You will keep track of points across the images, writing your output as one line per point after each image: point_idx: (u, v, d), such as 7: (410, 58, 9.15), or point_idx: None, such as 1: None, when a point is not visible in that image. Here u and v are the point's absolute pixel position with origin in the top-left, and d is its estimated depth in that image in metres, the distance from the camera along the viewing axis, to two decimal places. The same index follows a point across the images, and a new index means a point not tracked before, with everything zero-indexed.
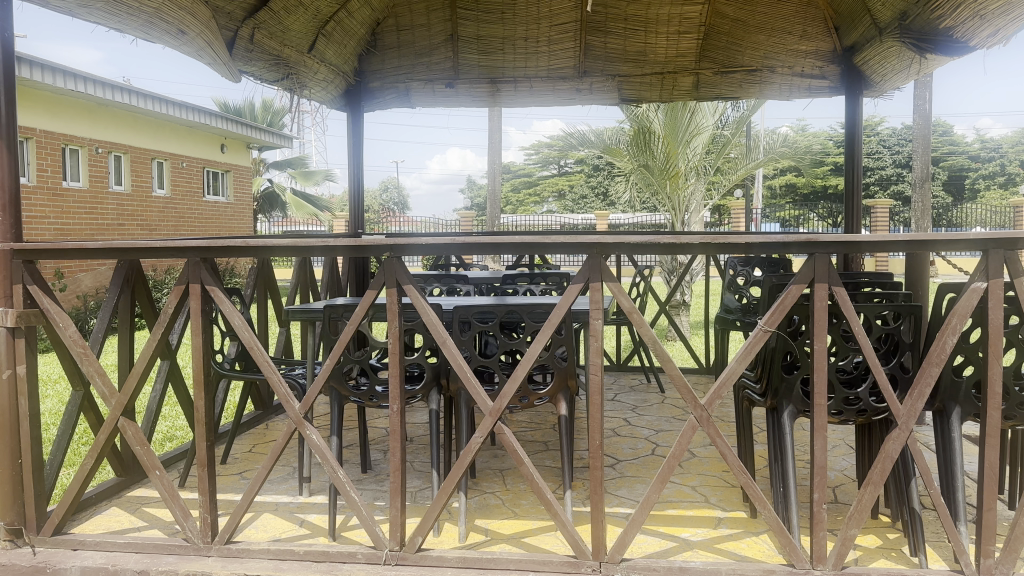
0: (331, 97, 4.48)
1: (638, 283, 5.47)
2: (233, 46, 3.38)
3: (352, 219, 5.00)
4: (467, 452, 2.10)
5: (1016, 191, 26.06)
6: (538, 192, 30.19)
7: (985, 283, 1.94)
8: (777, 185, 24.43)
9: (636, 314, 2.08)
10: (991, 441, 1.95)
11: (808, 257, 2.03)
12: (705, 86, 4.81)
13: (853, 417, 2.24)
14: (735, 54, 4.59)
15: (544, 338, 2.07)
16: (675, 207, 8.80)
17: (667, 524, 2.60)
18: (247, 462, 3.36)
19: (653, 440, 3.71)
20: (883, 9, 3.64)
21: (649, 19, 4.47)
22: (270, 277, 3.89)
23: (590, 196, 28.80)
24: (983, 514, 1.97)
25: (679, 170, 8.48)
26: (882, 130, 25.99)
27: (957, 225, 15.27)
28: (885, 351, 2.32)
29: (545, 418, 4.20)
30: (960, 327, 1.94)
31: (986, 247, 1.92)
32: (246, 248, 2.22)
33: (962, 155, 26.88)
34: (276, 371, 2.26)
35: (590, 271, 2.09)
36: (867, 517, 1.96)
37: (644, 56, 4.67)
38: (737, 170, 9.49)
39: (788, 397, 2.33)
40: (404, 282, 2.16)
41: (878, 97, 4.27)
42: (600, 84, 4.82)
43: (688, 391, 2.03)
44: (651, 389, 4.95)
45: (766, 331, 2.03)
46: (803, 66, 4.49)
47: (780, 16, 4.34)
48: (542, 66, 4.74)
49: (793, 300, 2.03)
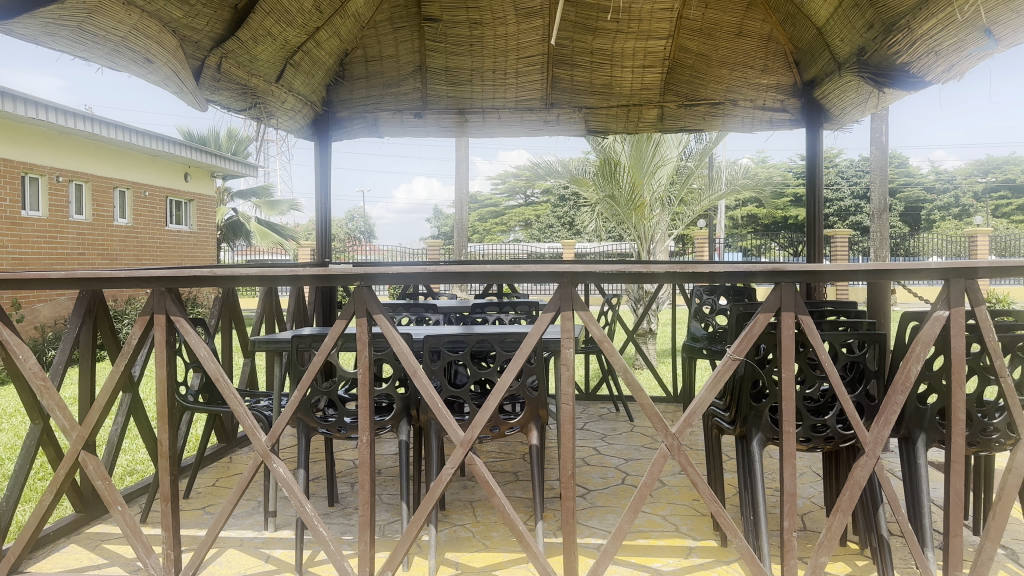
0: (298, 126, 4.47)
1: (606, 311, 5.47)
2: (200, 75, 3.34)
3: (318, 248, 4.95)
4: (438, 483, 2.07)
5: (970, 222, 26.84)
6: (505, 222, 30.25)
7: (947, 311, 1.98)
8: (738, 216, 24.87)
9: (607, 342, 2.08)
10: (957, 468, 1.98)
11: (774, 286, 2.06)
12: (670, 119, 4.89)
13: (821, 444, 2.26)
14: (699, 88, 4.68)
15: (516, 367, 2.05)
16: (640, 236, 8.90)
17: (639, 554, 2.59)
18: (210, 497, 3.27)
19: (623, 469, 3.71)
20: (842, 45, 3.75)
21: (615, 53, 4.55)
22: (235, 306, 3.83)
23: (556, 226, 28.97)
24: (950, 540, 1.99)
25: (644, 201, 8.59)
26: (840, 161, 26.54)
27: (914, 254, 15.64)
28: (852, 378, 2.35)
29: (515, 448, 4.20)
30: (923, 355, 1.98)
31: (947, 276, 1.97)
32: (213, 278, 2.19)
33: (918, 186, 27.60)
34: (243, 403, 2.21)
35: (561, 299, 2.09)
36: (837, 544, 1.97)
37: (611, 88, 4.76)
38: (700, 202, 9.62)
39: (757, 425, 2.35)
40: (375, 311, 2.14)
41: (837, 130, 4.39)
42: (567, 116, 4.89)
43: (658, 419, 2.04)
44: (620, 417, 4.96)
45: (734, 359, 2.05)
46: (764, 100, 4.61)
47: (743, 52, 4.45)
48: (510, 96, 4.79)
49: (761, 329, 2.05)
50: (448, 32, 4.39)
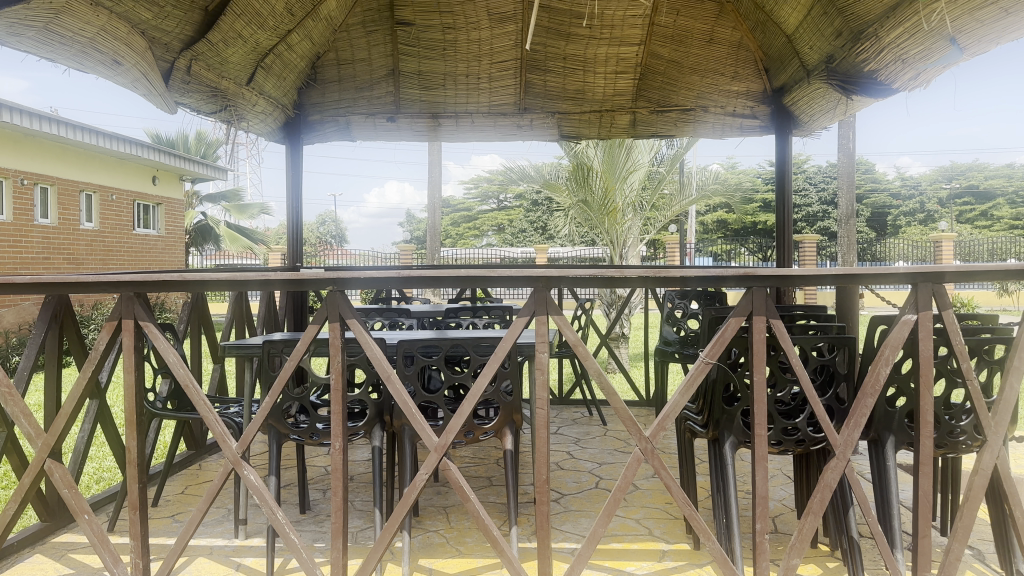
0: (269, 129, 4.43)
1: (580, 315, 5.49)
2: (169, 77, 3.29)
3: (289, 253, 4.91)
4: (413, 489, 2.06)
5: (934, 227, 27.41)
6: (478, 226, 30.25)
7: (915, 315, 2.02)
8: (709, 221, 25.14)
9: (581, 346, 2.09)
10: (925, 470, 2.01)
11: (745, 290, 2.08)
12: (642, 125, 4.92)
13: (792, 447, 2.29)
14: (670, 94, 4.73)
15: (490, 372, 2.05)
16: (613, 241, 8.96)
17: (613, 558, 2.59)
18: (179, 505, 3.22)
19: (597, 473, 3.72)
20: (811, 52, 3.80)
21: (587, 59, 4.57)
22: (204, 310, 3.77)
23: (529, 231, 29.08)
24: (919, 541, 2.02)
25: (616, 206, 8.65)
26: (808, 167, 26.97)
27: (880, 259, 15.93)
28: (821, 382, 2.38)
29: (488, 453, 4.19)
30: (892, 358, 2.02)
31: (915, 280, 2.00)
32: (182, 282, 2.15)
33: (884, 193, 28.14)
34: (213, 410, 2.18)
35: (535, 304, 2.09)
36: (808, 546, 1.99)
37: (584, 93, 4.78)
38: (672, 207, 9.70)
39: (729, 428, 2.37)
40: (347, 316, 2.13)
41: (805, 136, 4.45)
42: (540, 121, 4.91)
43: (633, 423, 2.04)
44: (593, 421, 4.97)
45: (707, 363, 2.06)
46: (734, 106, 4.66)
47: (713, 59, 4.49)
48: (483, 101, 4.79)
49: (732, 332, 2.07)
50: (421, 36, 4.38)
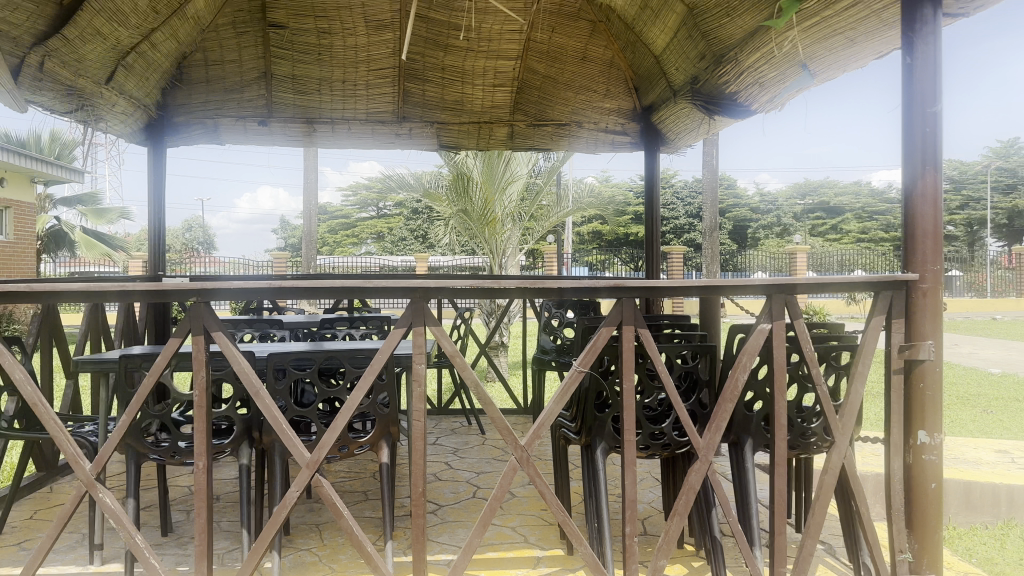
0: (128, 129, 4.19)
1: (459, 325, 5.50)
2: (18, 73, 3.05)
3: (153, 261, 4.66)
4: (283, 507, 1.99)
5: (789, 240, 29.41)
6: (356, 234, 29.68)
7: (769, 324, 2.15)
8: (585, 232, 25.88)
9: (458, 357, 2.09)
10: (780, 469, 2.15)
11: (615, 300, 2.15)
12: (520, 137, 5.03)
13: (659, 451, 2.39)
14: (546, 108, 4.85)
15: (366, 385, 2.02)
16: (493, 251, 9.05)
17: (489, 567, 2.61)
18: (25, 532, 2.97)
19: (474, 482, 3.74)
20: (676, 73, 4.00)
21: (465, 71, 4.60)
22: (56, 322, 3.51)
23: (409, 239, 28.91)
24: (775, 537, 2.15)
25: (496, 217, 8.76)
26: (676, 182, 28.29)
27: (741, 270, 16.93)
28: (685, 388, 2.49)
29: (365, 466, 4.12)
30: (749, 365, 2.15)
31: (769, 292, 2.13)
32: (30, 293, 2.00)
33: (745, 207, 29.96)
34: (65, 429, 2.03)
35: (412, 315, 2.08)
36: (673, 547, 2.07)
37: (462, 105, 4.82)
38: (549, 218, 9.92)
39: (601, 433, 2.44)
40: (213, 328, 2.04)
41: (672, 153, 4.67)
42: (419, 130, 4.89)
43: (509, 433, 2.06)
44: (471, 430, 4.99)
45: (579, 372, 2.12)
46: (607, 123, 4.83)
47: (586, 77, 4.64)
48: (361, 108, 4.72)
49: (603, 342, 2.13)
50: (295, 41, 4.27)
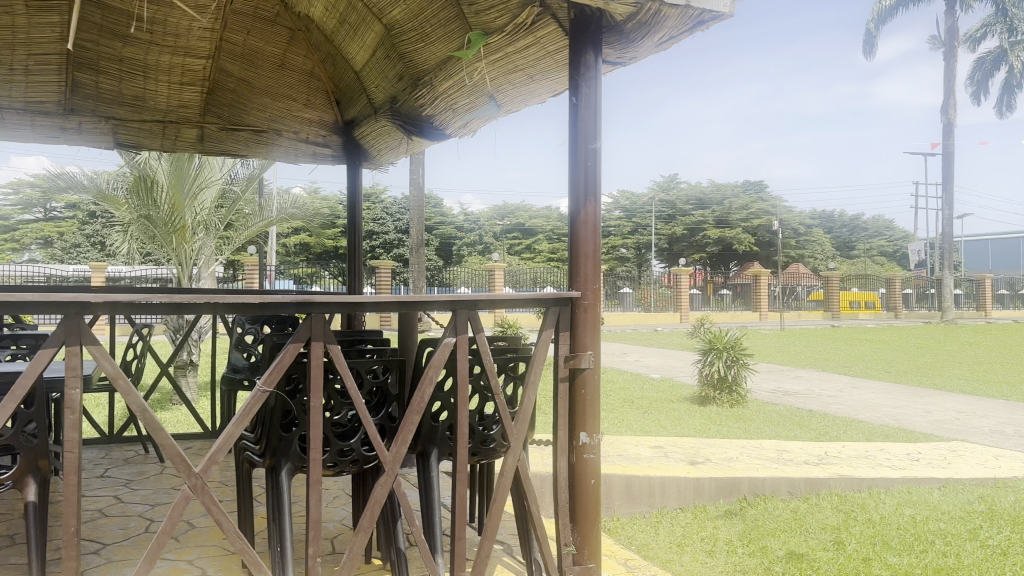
0: None
1: (136, 342, 4.97)
2: None
3: None
4: None
5: (489, 258, 31.26)
6: (14, 237, 25.52)
7: (454, 337, 2.25)
8: (291, 245, 25.06)
9: (123, 380, 1.89)
10: (462, 477, 2.25)
11: (305, 316, 2.09)
12: (210, 140, 4.82)
13: (347, 467, 2.37)
14: (241, 114, 4.65)
15: (5, 412, 1.73)
16: (182, 261, 8.36)
17: None
18: None
19: (148, 515, 3.40)
20: (376, 90, 4.04)
21: (148, 65, 4.13)
22: None
23: (86, 246, 25.61)
24: (456, 542, 2.25)
25: (185, 224, 8.10)
26: (384, 198, 28.63)
27: (445, 285, 17.61)
28: (374, 403, 2.51)
29: (11, 508, 3.53)
30: (436, 377, 2.22)
31: (456, 307, 2.23)
32: None
33: (450, 225, 31.29)
34: None
35: (67, 331, 1.83)
36: (357, 562, 2.07)
37: (144, 100, 4.40)
38: (247, 228, 9.43)
39: (286, 454, 2.37)
40: None
41: (372, 167, 4.83)
42: (89, 125, 4.42)
43: (182, 459, 1.90)
44: (148, 459, 4.52)
45: (264, 391, 2.04)
46: (307, 133, 4.81)
47: (281, 82, 4.48)
48: (16, 97, 4.07)
49: (290, 359, 2.07)
50: None
